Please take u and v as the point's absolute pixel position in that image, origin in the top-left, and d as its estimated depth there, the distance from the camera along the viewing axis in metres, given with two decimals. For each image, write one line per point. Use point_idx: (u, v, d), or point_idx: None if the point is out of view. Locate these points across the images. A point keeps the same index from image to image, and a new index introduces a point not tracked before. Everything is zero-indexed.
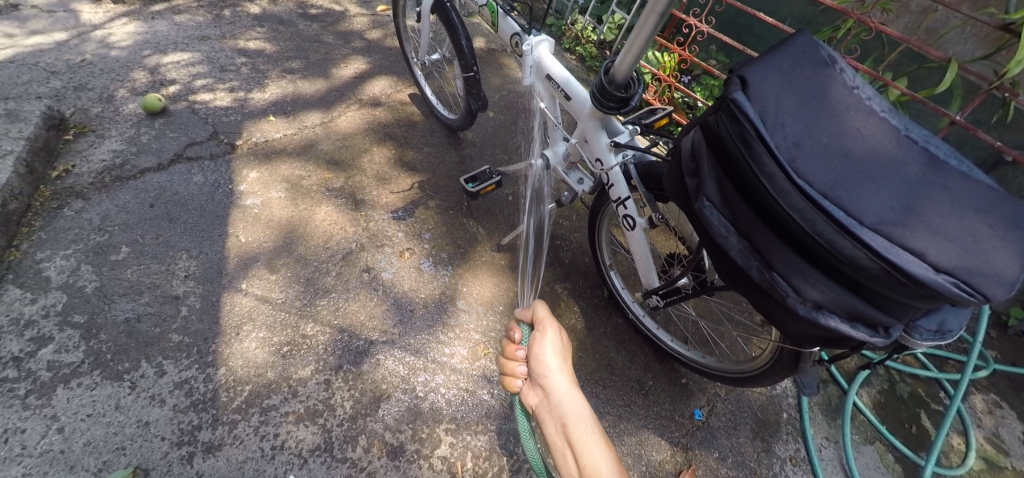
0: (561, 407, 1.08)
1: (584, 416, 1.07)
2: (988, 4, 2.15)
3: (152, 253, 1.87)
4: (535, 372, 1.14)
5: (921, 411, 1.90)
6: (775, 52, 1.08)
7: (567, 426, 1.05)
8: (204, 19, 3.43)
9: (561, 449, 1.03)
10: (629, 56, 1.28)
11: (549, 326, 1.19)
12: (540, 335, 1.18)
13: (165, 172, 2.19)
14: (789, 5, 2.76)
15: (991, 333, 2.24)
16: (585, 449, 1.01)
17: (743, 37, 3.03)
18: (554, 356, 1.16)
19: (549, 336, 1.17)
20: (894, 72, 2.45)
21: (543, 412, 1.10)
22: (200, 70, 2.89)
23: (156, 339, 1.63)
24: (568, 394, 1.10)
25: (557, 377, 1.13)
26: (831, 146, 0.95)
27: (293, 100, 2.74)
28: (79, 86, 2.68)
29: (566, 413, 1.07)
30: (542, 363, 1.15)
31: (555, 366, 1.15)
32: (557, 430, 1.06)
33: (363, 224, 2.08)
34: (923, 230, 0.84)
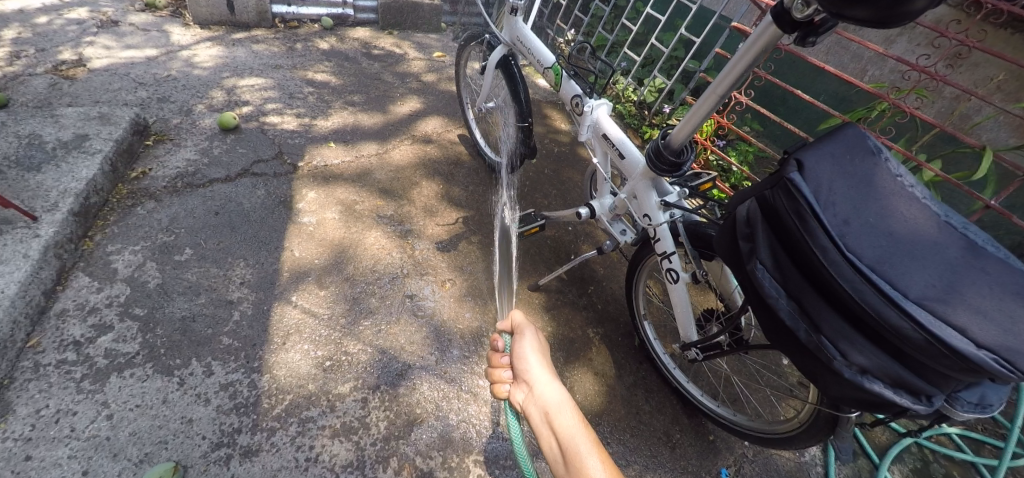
0: (546, 402, 1.04)
1: (568, 407, 1.03)
2: (1020, 97, 2.27)
3: (212, 257, 1.98)
4: (517, 371, 1.11)
5: None
6: (826, 139, 1.18)
7: (551, 422, 1.01)
8: (278, 50, 3.75)
9: (546, 446, 0.99)
10: (687, 127, 1.39)
11: (526, 326, 1.16)
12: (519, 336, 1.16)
13: (232, 183, 2.35)
14: (824, 84, 2.91)
15: None
16: (571, 442, 0.98)
17: (779, 107, 3.18)
18: (534, 354, 1.13)
19: (527, 336, 1.14)
20: (927, 153, 2.53)
21: (528, 410, 1.06)
22: (272, 95, 3.14)
23: (208, 339, 1.70)
24: (551, 388, 1.06)
25: (541, 371, 1.09)
26: (877, 225, 1.03)
27: (353, 130, 2.94)
28: (162, 98, 2.92)
29: (549, 405, 1.04)
30: (524, 360, 1.12)
31: (535, 361, 1.12)
32: (541, 425, 1.02)
33: (408, 252, 2.18)
34: (965, 308, 0.90)
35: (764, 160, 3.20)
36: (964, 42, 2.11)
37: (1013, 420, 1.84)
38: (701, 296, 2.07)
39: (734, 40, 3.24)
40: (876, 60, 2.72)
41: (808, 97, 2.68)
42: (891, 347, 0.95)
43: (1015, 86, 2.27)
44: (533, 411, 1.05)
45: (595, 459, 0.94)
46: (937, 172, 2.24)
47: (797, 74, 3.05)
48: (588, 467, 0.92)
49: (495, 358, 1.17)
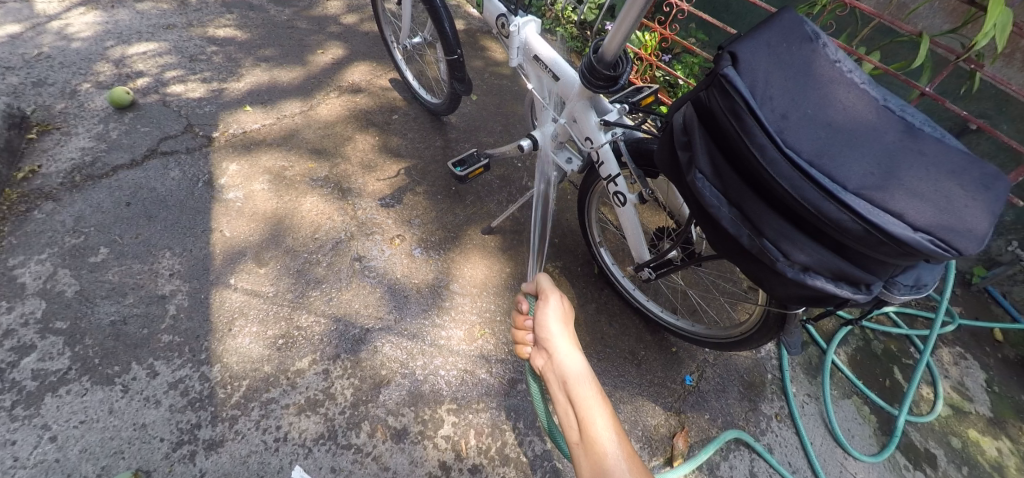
0: (564, 368, 1.00)
1: (587, 376, 0.97)
2: None
3: (133, 252, 1.81)
4: (539, 338, 1.08)
5: (893, 366, 2.00)
6: (762, 28, 1.08)
7: (568, 390, 0.96)
8: (168, 6, 3.27)
9: (561, 412, 0.94)
10: (617, 37, 1.26)
11: (553, 294, 1.13)
12: (544, 300, 1.13)
13: (140, 168, 2.11)
14: None
15: (957, 291, 2.39)
16: (586, 409, 0.91)
17: (722, 13, 3.03)
18: (556, 322, 1.08)
19: (552, 303, 1.11)
20: (867, 47, 2.49)
21: (548, 376, 1.02)
22: (169, 61, 2.75)
23: (145, 340, 1.59)
24: (572, 356, 1.01)
25: (559, 338, 1.05)
26: (815, 117, 0.96)
27: (269, 88, 2.65)
28: (38, 82, 2.54)
29: (568, 372, 0.99)
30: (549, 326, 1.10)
31: (559, 329, 1.08)
32: (559, 392, 0.97)
33: (350, 213, 2.05)
34: (903, 193, 0.87)
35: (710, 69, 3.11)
36: None
37: (943, 291, 1.98)
38: (654, 216, 2.04)
39: None
40: None
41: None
42: (832, 241, 0.93)
43: None
44: (552, 377, 1.01)
45: (608, 428, 0.87)
46: (875, 63, 2.19)
47: None
48: (600, 439, 0.85)
49: (520, 319, 1.15)
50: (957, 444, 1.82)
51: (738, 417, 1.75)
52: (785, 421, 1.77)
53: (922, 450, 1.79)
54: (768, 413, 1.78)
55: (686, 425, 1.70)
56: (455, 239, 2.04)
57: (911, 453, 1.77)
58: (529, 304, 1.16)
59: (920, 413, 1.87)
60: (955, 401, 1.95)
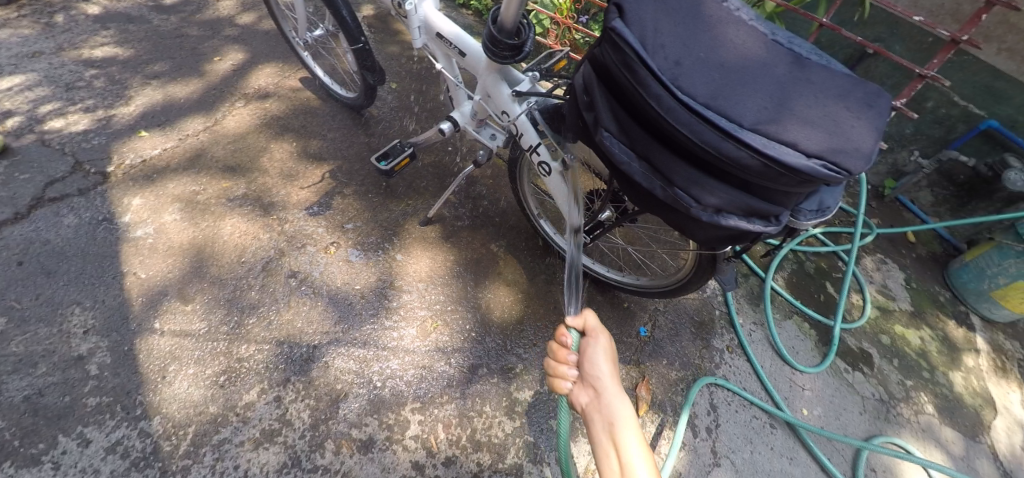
0: (613, 413, 1.03)
1: (633, 423, 1.02)
2: None
3: (35, 316, 1.63)
4: (587, 374, 1.11)
5: (825, 281, 2.14)
6: None
7: (614, 433, 1.00)
8: (30, 31, 2.90)
9: (604, 455, 0.99)
10: (514, 4, 1.20)
11: (603, 334, 1.15)
12: (592, 340, 1.15)
13: (26, 220, 1.89)
14: None
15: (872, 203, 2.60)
16: (631, 457, 0.96)
17: None
18: (605, 363, 1.11)
19: (603, 344, 1.13)
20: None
21: (591, 414, 1.06)
22: (42, 93, 2.45)
23: (70, 408, 1.46)
24: (622, 403, 1.04)
25: (609, 380, 1.08)
26: (708, 59, 0.96)
27: (165, 108, 2.42)
28: None
29: (615, 415, 1.02)
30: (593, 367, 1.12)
31: (608, 371, 1.10)
32: (604, 434, 1.02)
33: (277, 228, 1.93)
34: (795, 122, 0.88)
35: None
36: None
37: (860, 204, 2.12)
38: None
39: None
40: None
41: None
42: (737, 180, 0.94)
43: None
44: (597, 420, 1.05)
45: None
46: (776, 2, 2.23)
47: None
48: None
49: (561, 350, 1.14)
50: (886, 340, 1.99)
51: (693, 356, 1.83)
52: (736, 352, 1.87)
53: (857, 351, 1.94)
54: (720, 347, 1.87)
55: (646, 375, 1.76)
56: (394, 236, 1.98)
57: (849, 356, 1.92)
58: (573, 336, 1.15)
59: (853, 319, 2.02)
60: (881, 303, 2.12)
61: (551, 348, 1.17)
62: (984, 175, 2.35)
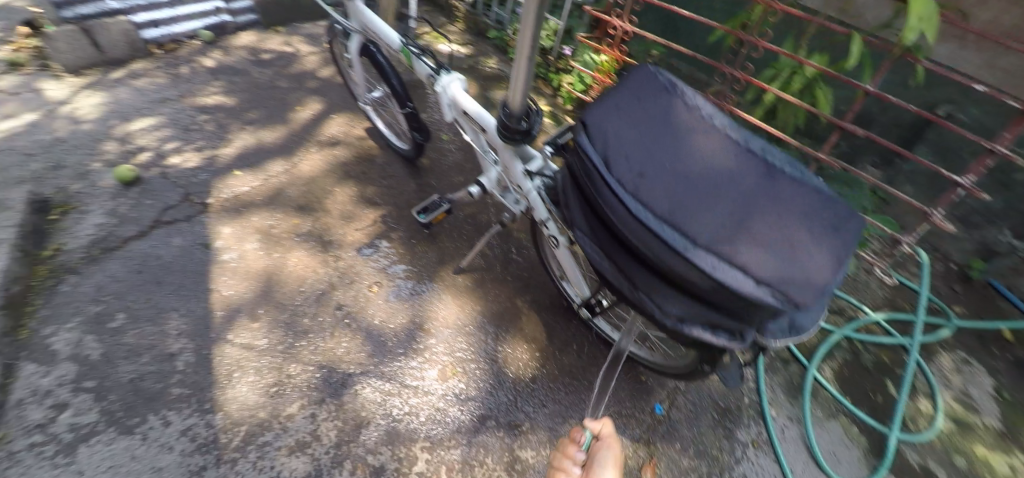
0: None
1: None
2: None
3: (145, 316, 2.09)
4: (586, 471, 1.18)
5: (887, 381, 2.17)
6: (621, 98, 1.28)
7: None
8: (163, 80, 3.62)
9: None
10: (517, 93, 1.41)
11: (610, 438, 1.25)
12: (600, 443, 1.25)
13: (147, 238, 2.40)
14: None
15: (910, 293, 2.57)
16: None
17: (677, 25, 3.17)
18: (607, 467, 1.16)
19: (609, 449, 1.22)
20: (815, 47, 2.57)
21: None
22: (167, 134, 3.07)
23: (159, 394, 1.85)
24: None
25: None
26: (676, 179, 1.12)
27: (257, 151, 2.92)
28: (54, 164, 2.86)
29: None
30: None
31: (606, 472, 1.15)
32: None
33: (332, 264, 2.29)
34: (748, 247, 1.02)
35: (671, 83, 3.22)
36: None
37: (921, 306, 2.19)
38: None
39: None
40: None
41: (687, 12, 2.69)
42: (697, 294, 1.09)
43: None
44: None
45: None
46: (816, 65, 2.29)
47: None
48: None
49: (569, 445, 1.28)
50: (961, 462, 1.96)
51: (711, 445, 1.91)
52: (761, 447, 1.94)
53: (919, 467, 1.94)
54: (743, 439, 1.95)
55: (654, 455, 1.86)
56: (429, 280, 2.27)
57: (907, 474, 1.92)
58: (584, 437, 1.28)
59: (919, 430, 2.02)
60: (958, 414, 2.11)
61: (562, 443, 1.31)
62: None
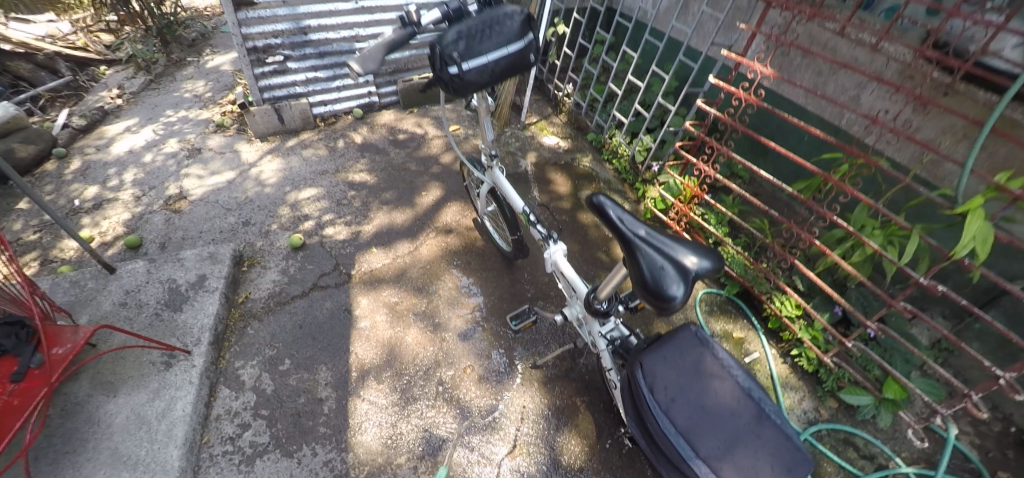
0: None
1: None
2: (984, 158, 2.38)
3: (304, 364, 2.84)
4: None
5: None
6: (667, 336, 1.89)
7: None
8: (323, 153, 4.63)
9: None
10: (608, 285, 1.90)
11: None
12: None
13: (307, 297, 3.21)
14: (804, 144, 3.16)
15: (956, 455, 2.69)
16: None
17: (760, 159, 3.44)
18: None
19: None
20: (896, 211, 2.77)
21: None
22: (325, 205, 3.97)
23: (310, 429, 2.56)
24: None
25: None
26: (692, 405, 1.71)
27: (389, 230, 3.71)
28: (246, 221, 3.85)
29: None
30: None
31: None
32: None
33: (439, 342, 2.94)
34: (731, 466, 1.56)
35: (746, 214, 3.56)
36: (893, 131, 2.38)
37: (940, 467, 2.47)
38: None
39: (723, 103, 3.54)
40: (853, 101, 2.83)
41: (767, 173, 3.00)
42: None
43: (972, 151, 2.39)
44: None
45: None
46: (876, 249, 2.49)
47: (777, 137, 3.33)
48: None
49: None
50: None
51: None
52: None
53: None
54: None
55: None
56: (510, 370, 2.83)
57: None
58: None
59: None
60: None
61: None
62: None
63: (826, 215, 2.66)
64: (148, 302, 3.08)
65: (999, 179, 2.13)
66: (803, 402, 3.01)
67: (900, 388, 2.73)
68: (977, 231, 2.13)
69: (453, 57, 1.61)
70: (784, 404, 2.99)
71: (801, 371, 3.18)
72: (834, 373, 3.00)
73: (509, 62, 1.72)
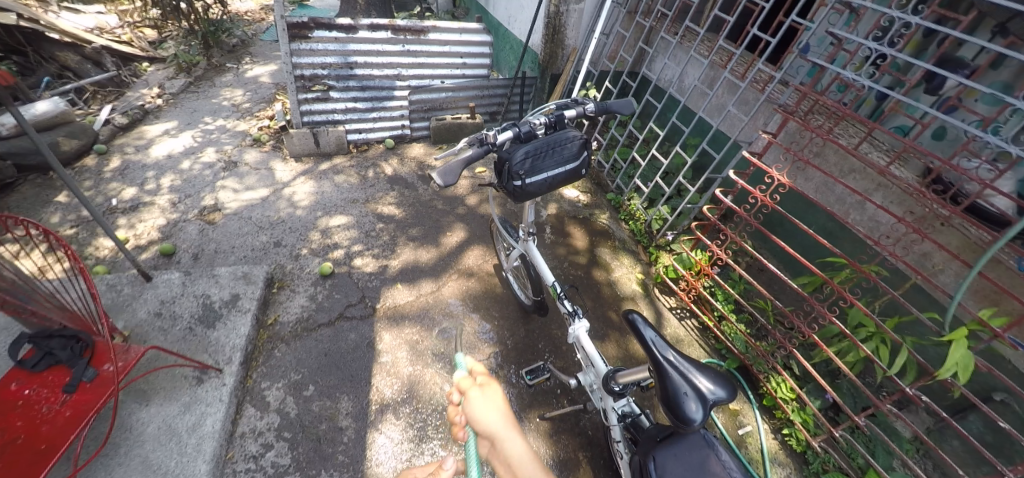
0: (512, 454, 1.36)
1: (525, 452, 1.35)
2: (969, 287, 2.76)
3: (327, 391, 3.04)
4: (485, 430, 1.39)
5: None
6: (678, 432, 2.06)
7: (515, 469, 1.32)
8: (354, 181, 4.87)
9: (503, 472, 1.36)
10: (632, 376, 2.15)
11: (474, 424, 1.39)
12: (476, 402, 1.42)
13: (333, 326, 3.42)
14: (813, 248, 3.61)
15: None
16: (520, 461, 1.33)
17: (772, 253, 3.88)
18: (495, 417, 1.40)
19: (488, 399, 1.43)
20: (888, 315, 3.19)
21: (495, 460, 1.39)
22: (354, 234, 4.21)
23: (330, 456, 2.74)
24: (514, 442, 1.37)
25: (504, 429, 1.39)
26: None
27: (414, 268, 3.97)
28: (278, 242, 4.05)
29: (513, 450, 1.36)
30: (476, 424, 1.40)
31: (491, 415, 1.41)
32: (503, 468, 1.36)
33: (455, 385, 3.18)
34: None
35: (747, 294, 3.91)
36: (893, 256, 2.77)
37: None
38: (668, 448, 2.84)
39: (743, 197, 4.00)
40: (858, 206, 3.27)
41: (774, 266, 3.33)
42: None
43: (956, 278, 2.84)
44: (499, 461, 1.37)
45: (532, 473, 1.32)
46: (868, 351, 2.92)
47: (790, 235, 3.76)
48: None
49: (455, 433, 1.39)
50: None
51: None
52: None
53: None
54: None
55: None
56: (520, 419, 3.05)
57: None
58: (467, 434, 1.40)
59: None
60: None
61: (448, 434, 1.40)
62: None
63: (827, 317, 3.04)
64: (182, 315, 3.23)
65: (983, 315, 2.51)
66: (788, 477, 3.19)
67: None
68: (959, 358, 2.51)
69: (519, 175, 1.94)
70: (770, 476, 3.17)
71: (789, 449, 3.34)
72: (820, 456, 3.19)
73: (565, 176, 2.07)
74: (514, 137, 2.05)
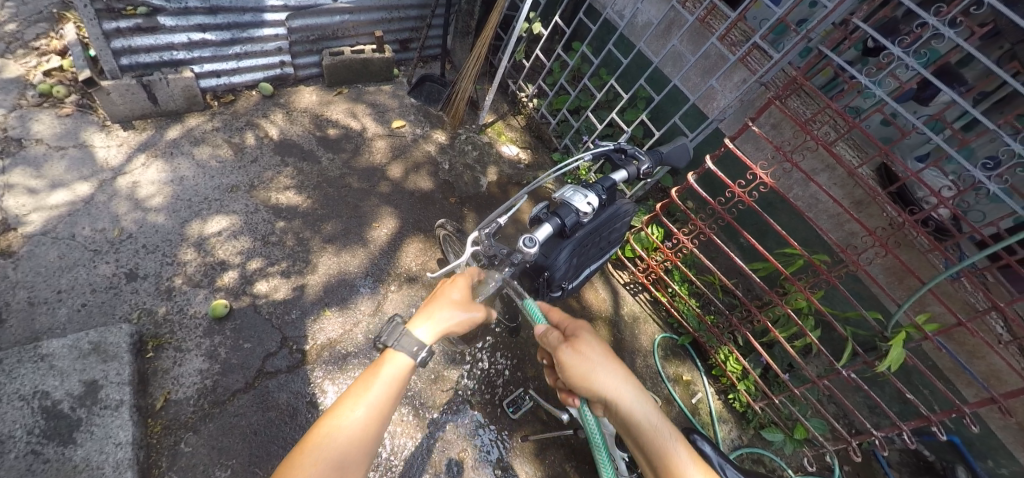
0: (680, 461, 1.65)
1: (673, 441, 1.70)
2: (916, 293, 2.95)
3: None
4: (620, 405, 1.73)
5: None
6: None
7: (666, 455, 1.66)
8: (226, 154, 3.53)
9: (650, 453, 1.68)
10: None
11: (578, 342, 1.79)
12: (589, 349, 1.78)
13: (252, 391, 2.66)
14: (767, 236, 3.58)
15: (847, 467, 3.46)
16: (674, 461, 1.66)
17: (734, 231, 3.78)
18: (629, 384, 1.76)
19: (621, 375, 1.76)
20: (835, 303, 3.43)
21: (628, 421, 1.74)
22: (246, 244, 3.16)
23: None
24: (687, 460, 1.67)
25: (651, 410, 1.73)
26: None
27: (342, 284, 3.18)
28: (131, 273, 2.86)
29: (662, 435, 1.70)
30: (586, 379, 1.72)
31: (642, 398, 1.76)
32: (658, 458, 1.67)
33: (428, 430, 2.83)
34: None
35: (699, 272, 3.88)
36: (856, 263, 2.73)
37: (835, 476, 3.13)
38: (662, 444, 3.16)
39: (703, 175, 3.72)
40: (816, 204, 3.14)
41: (738, 260, 3.23)
42: None
43: (895, 284, 3.00)
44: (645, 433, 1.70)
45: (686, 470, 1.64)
46: (816, 341, 2.99)
47: (750, 223, 3.67)
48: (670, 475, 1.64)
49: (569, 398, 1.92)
50: None
51: None
52: None
53: None
54: None
55: None
56: (504, 444, 2.91)
57: None
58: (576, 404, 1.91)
59: None
60: None
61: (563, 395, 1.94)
62: (937, 470, 3.32)
63: (781, 305, 3.07)
64: (12, 434, 2.20)
65: (920, 320, 2.73)
66: (732, 433, 3.45)
67: (804, 431, 3.30)
68: (895, 355, 2.72)
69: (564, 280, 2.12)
70: (719, 436, 3.40)
71: (731, 407, 3.60)
72: (758, 415, 3.45)
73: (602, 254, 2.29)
74: (557, 229, 1.87)
